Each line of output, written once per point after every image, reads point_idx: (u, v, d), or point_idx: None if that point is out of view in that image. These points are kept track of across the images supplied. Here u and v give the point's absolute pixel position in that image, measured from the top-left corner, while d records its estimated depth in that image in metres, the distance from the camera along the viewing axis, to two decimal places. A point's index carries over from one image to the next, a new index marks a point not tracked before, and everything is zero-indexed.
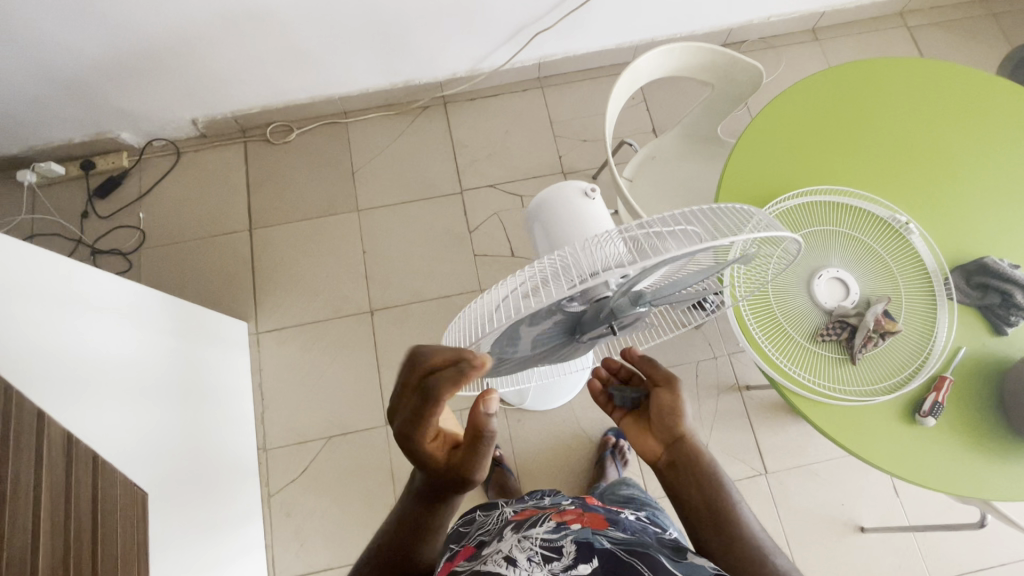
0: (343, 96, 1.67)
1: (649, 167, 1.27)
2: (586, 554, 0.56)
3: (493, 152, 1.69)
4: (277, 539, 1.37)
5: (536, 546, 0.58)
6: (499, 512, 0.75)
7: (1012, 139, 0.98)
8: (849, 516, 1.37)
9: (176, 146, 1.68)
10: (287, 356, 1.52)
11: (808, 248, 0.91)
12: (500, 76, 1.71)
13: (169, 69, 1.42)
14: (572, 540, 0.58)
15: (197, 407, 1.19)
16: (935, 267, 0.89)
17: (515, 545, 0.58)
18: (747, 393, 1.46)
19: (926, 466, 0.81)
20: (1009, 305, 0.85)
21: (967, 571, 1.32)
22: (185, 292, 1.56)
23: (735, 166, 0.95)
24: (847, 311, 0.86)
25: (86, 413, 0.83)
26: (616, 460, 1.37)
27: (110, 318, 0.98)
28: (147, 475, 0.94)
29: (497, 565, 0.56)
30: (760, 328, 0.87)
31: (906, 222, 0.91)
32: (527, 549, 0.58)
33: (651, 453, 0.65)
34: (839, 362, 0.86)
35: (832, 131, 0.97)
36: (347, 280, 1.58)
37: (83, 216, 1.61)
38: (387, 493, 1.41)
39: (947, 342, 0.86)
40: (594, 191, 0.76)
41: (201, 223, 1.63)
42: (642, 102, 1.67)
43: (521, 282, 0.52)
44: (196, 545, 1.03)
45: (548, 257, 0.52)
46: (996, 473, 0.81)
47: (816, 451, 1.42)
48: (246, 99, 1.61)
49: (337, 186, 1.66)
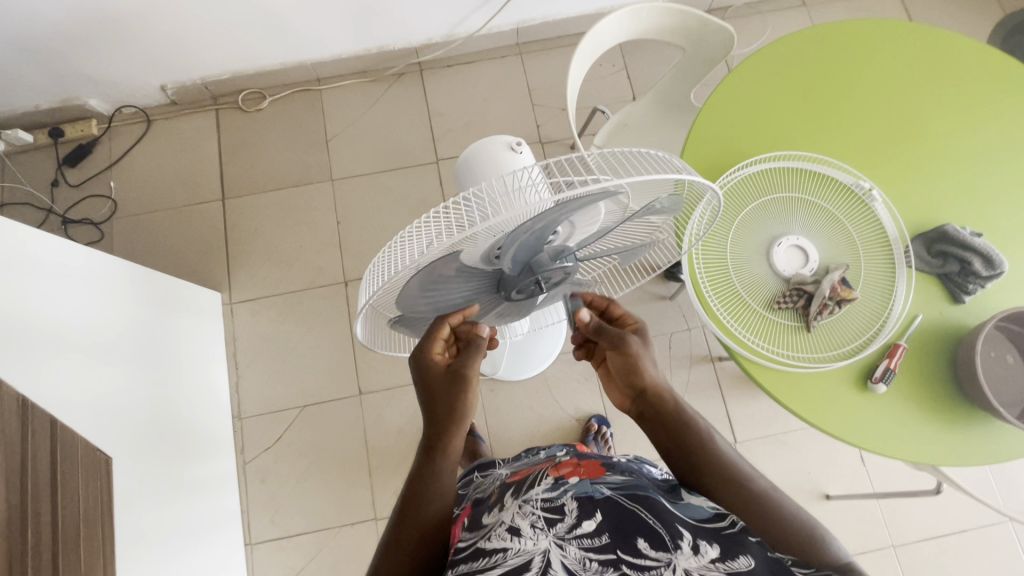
0: (317, 62, 1.63)
1: (621, 134, 1.25)
2: (587, 509, 0.63)
3: (470, 121, 1.66)
4: (252, 504, 1.39)
5: (537, 511, 0.64)
6: (499, 475, 0.92)
7: (986, 104, 0.95)
8: (815, 485, 1.39)
9: (146, 114, 1.65)
10: (260, 326, 1.52)
11: (768, 216, 0.90)
12: (477, 42, 1.67)
13: (132, 34, 1.38)
14: (570, 498, 0.65)
15: (169, 376, 1.20)
16: (897, 235, 0.88)
17: (517, 514, 0.64)
18: (719, 364, 1.47)
19: (858, 423, 0.82)
20: (967, 274, 0.84)
21: (928, 537, 1.36)
22: (158, 263, 1.56)
23: (699, 133, 0.93)
24: (804, 279, 0.86)
25: (50, 379, 0.84)
26: (598, 446, 1.37)
27: (76, 285, 0.98)
28: (110, 437, 0.95)
29: (503, 538, 0.61)
30: (716, 297, 0.87)
31: (869, 189, 0.89)
32: (530, 515, 0.63)
33: (622, 402, 0.74)
34: (795, 329, 0.86)
35: (799, 96, 0.95)
36: (321, 250, 1.57)
37: (53, 184, 1.59)
38: (362, 462, 1.42)
39: (903, 309, 0.85)
40: (520, 143, 0.74)
41: (173, 192, 1.61)
42: (621, 70, 1.63)
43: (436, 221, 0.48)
44: (166, 511, 1.05)
45: (466, 194, 0.47)
46: (949, 438, 0.82)
47: (785, 421, 1.43)
48: (215, 65, 1.57)
49: (310, 155, 1.64)
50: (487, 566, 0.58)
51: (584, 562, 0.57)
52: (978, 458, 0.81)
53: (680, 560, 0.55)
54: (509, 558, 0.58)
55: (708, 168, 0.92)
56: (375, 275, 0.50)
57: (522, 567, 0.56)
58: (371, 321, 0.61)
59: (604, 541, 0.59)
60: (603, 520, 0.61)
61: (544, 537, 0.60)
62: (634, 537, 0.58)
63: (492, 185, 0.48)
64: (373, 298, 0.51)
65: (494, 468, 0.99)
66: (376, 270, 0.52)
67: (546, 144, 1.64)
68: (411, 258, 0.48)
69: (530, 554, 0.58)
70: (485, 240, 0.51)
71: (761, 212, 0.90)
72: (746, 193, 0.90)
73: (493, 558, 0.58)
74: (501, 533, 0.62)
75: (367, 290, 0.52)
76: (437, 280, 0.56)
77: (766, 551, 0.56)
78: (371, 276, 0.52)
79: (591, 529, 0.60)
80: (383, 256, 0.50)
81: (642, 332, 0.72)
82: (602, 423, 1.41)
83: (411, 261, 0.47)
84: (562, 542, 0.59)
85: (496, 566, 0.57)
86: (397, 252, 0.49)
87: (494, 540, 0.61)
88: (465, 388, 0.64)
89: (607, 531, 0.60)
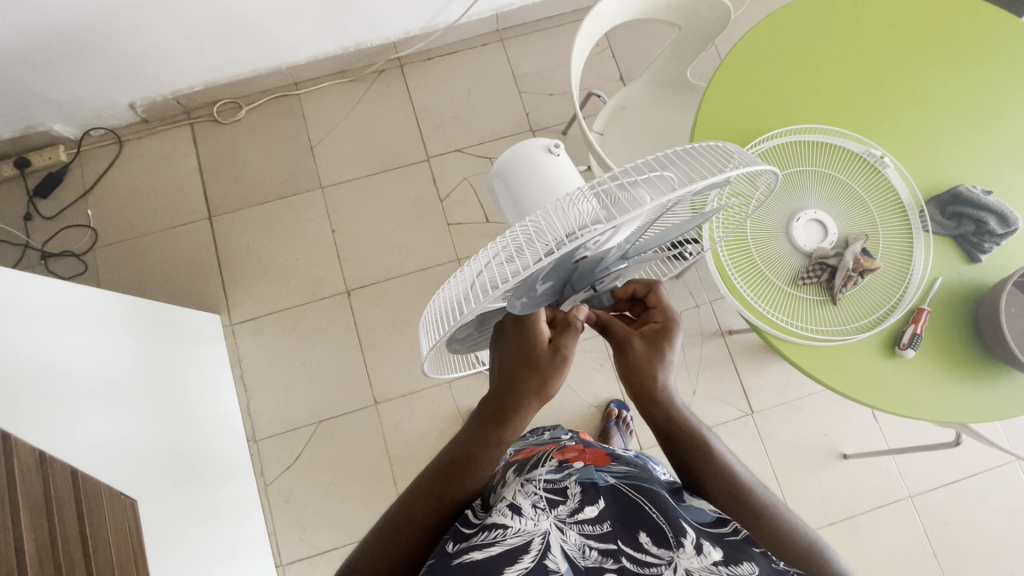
0: (292, 65, 1.56)
1: (619, 118, 1.24)
2: (589, 495, 0.64)
3: (457, 115, 1.62)
4: (278, 525, 1.37)
5: (539, 491, 0.65)
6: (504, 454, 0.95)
7: (982, 59, 0.95)
8: (832, 446, 1.43)
9: (117, 134, 1.57)
10: (265, 345, 1.48)
11: (784, 192, 0.89)
12: (456, 32, 1.62)
13: (94, 51, 1.30)
14: (574, 481, 0.67)
15: (182, 404, 1.16)
16: (911, 200, 0.89)
17: (519, 492, 0.64)
18: (730, 338, 1.48)
19: (855, 378, 0.83)
20: (983, 233, 0.86)
21: (942, 484, 1.41)
22: (150, 290, 1.50)
23: (707, 112, 0.92)
24: (826, 252, 0.86)
25: (63, 424, 0.80)
26: (621, 430, 1.37)
27: (74, 324, 0.93)
28: (141, 478, 0.92)
29: (503, 514, 0.60)
30: (741, 276, 0.86)
31: (881, 156, 0.90)
32: (532, 495, 0.64)
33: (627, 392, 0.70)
34: (820, 303, 0.86)
35: (802, 66, 0.94)
36: (319, 261, 1.53)
37: (26, 218, 1.51)
38: (385, 471, 1.41)
39: (923, 275, 0.87)
40: (558, 146, 0.67)
41: (157, 215, 1.54)
42: (607, 49, 1.60)
43: (494, 257, 0.48)
44: (204, 545, 1.02)
45: (519, 224, 0.48)
46: (953, 397, 0.83)
47: (799, 387, 1.46)
48: (185, 78, 1.49)
49: (296, 164, 1.58)
50: (484, 542, 0.57)
51: (584, 550, 0.57)
52: (986, 414, 0.83)
53: (681, 559, 0.54)
54: (508, 537, 0.57)
55: None
56: (438, 319, 0.50)
57: (521, 547, 0.56)
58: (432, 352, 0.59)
59: (605, 528, 0.60)
60: (605, 507, 0.63)
61: (545, 518, 0.60)
62: (636, 529, 0.59)
63: (543, 213, 0.49)
64: (437, 342, 0.51)
65: None
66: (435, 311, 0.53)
67: (538, 132, 1.61)
68: (472, 298, 0.48)
69: (530, 535, 0.57)
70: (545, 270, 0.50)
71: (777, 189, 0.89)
72: None
73: (492, 533, 0.57)
74: (502, 509, 0.61)
75: (429, 331, 0.53)
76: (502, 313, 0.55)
77: (771, 560, 0.55)
78: (433, 318, 0.52)
79: (593, 515, 0.61)
80: (440, 296, 0.51)
81: (665, 335, 0.66)
82: (622, 407, 1.42)
83: (474, 302, 0.47)
84: (562, 525, 0.60)
85: (495, 543, 0.56)
86: (457, 291, 0.49)
87: (494, 514, 0.61)
88: (561, 371, 0.59)
89: (608, 519, 0.61)
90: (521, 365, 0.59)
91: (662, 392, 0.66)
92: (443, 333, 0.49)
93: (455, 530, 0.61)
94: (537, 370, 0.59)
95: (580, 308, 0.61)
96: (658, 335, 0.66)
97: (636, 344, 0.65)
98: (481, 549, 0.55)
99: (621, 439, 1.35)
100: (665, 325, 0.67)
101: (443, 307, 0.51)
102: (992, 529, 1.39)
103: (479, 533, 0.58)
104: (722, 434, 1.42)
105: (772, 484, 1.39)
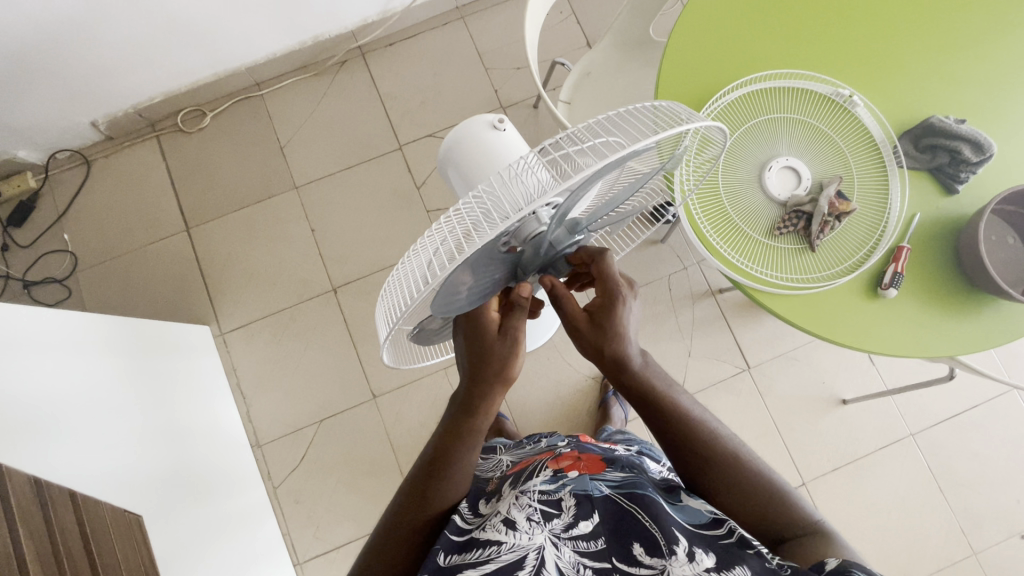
0: (251, 65, 1.53)
1: (585, 85, 1.21)
2: (584, 508, 0.63)
3: (426, 98, 1.59)
4: (291, 525, 1.39)
5: (533, 503, 0.63)
6: (500, 463, 0.95)
7: None
8: (830, 392, 1.43)
9: (83, 154, 1.55)
10: (257, 351, 1.48)
11: (753, 140, 0.87)
12: (415, 14, 1.58)
13: (49, 73, 1.27)
14: (569, 493, 0.65)
15: (180, 419, 1.16)
16: (884, 137, 0.87)
17: (513, 506, 0.63)
18: (721, 296, 1.47)
19: (838, 326, 0.83)
20: (958, 163, 0.84)
21: (941, 419, 1.41)
22: (136, 308, 1.49)
23: (670, 67, 0.90)
24: (801, 200, 0.85)
25: (58, 451, 0.79)
26: (620, 400, 1.38)
27: (62, 349, 0.92)
28: (148, 492, 0.93)
29: (497, 530, 0.60)
30: (718, 234, 0.85)
31: (849, 95, 0.88)
32: (526, 508, 0.62)
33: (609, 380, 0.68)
34: (799, 251, 0.85)
35: (763, 9, 0.92)
36: (303, 261, 1.52)
37: (3, 250, 1.50)
38: (390, 461, 1.42)
39: (902, 211, 0.85)
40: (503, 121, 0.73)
41: (134, 230, 1.53)
42: (570, 15, 1.56)
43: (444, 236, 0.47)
44: (217, 549, 1.04)
45: (466, 201, 0.47)
46: (943, 347, 0.83)
47: (794, 338, 1.45)
48: (144, 89, 1.46)
49: (268, 165, 1.56)
50: (479, 559, 0.57)
51: (577, 567, 0.56)
52: (978, 344, 0.83)
53: (674, 567, 0.52)
54: (502, 552, 0.57)
55: (687, 103, 0.89)
56: (393, 307, 0.50)
57: (515, 563, 0.56)
58: (395, 344, 0.60)
59: (600, 545, 0.59)
60: (599, 522, 0.61)
61: (539, 532, 0.59)
62: (629, 541, 0.58)
63: (489, 186, 0.49)
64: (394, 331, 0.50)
65: (496, 454, 1.01)
66: (389, 297, 0.53)
67: (509, 107, 1.58)
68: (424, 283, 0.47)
69: (525, 549, 0.57)
70: (496, 243, 0.49)
71: (746, 139, 0.87)
72: (729, 120, 0.87)
73: (486, 550, 0.58)
74: (495, 524, 0.61)
75: (387, 322, 0.52)
76: (459, 299, 0.53)
77: (765, 560, 0.53)
78: (389, 305, 0.51)
79: (588, 531, 0.60)
80: (393, 282, 0.51)
81: (608, 312, 0.61)
82: None
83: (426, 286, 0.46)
84: (557, 541, 0.59)
85: (489, 560, 0.57)
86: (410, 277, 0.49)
87: (488, 530, 0.60)
88: (515, 348, 0.60)
89: (602, 534, 0.60)
90: (481, 351, 0.60)
91: (647, 374, 0.64)
92: (397, 321, 0.48)
93: (446, 539, 0.61)
94: (502, 351, 0.59)
95: (525, 285, 0.59)
96: (603, 312, 0.61)
97: (578, 319, 0.62)
98: (476, 566, 0.57)
99: (620, 408, 1.36)
100: (608, 301, 0.61)
101: (398, 294, 0.50)
102: (995, 458, 1.40)
103: (474, 549, 0.59)
104: (721, 393, 1.43)
105: (774, 437, 1.41)
